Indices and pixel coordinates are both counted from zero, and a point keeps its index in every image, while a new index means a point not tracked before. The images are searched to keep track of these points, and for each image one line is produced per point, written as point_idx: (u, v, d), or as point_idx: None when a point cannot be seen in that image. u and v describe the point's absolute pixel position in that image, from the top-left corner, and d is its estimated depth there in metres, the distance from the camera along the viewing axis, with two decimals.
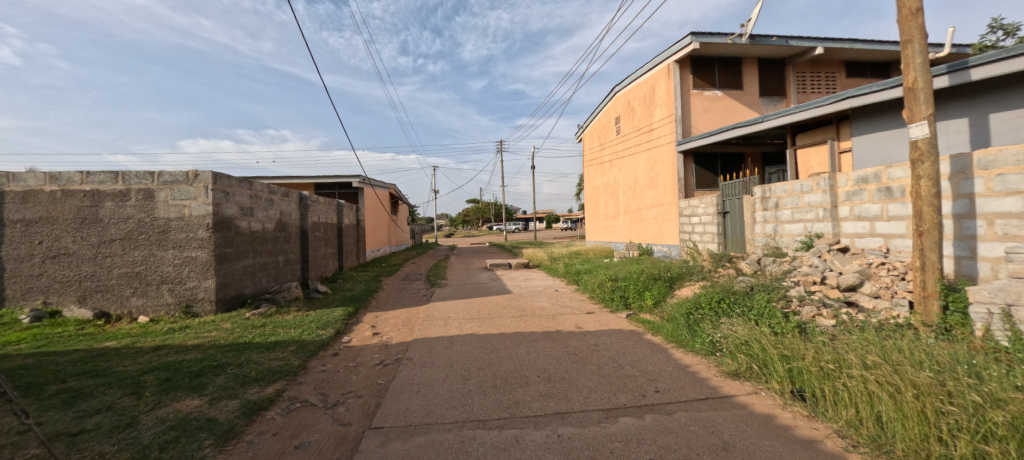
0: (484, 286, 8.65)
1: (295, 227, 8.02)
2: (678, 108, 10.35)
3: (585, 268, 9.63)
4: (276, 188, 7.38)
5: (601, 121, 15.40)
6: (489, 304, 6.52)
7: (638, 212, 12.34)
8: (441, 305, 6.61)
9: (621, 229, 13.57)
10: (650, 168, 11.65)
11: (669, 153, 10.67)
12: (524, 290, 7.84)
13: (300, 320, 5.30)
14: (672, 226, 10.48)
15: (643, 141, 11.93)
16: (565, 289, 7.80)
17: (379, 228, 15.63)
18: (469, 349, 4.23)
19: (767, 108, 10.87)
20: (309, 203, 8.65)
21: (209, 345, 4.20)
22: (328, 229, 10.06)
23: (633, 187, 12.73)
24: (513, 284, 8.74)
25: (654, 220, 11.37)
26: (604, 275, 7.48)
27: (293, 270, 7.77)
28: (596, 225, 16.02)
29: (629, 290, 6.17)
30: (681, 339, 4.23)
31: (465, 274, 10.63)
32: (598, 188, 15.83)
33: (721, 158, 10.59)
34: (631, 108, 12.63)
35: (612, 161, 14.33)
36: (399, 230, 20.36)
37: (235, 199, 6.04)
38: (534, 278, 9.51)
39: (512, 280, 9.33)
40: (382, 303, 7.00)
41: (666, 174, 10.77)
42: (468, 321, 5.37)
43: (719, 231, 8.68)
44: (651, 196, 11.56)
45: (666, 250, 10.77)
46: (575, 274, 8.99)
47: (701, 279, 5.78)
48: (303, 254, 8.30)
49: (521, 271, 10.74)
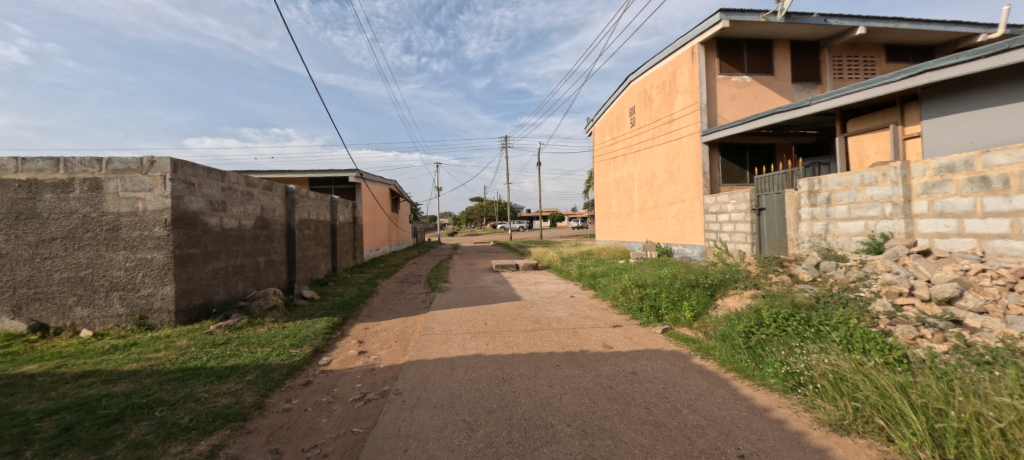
0: (490, 290, 7.78)
1: (278, 225, 7.17)
2: (703, 94, 9.39)
3: (601, 271, 8.71)
4: (255, 180, 6.52)
5: (613, 113, 14.43)
6: (497, 314, 5.64)
7: (656, 210, 11.38)
8: (442, 315, 5.73)
9: (636, 228, 12.62)
10: (669, 162, 10.67)
11: (692, 145, 9.68)
12: (536, 296, 6.96)
13: (273, 336, 4.44)
14: (696, 225, 9.51)
15: (662, 133, 10.95)
16: (582, 295, 6.91)
17: (378, 226, 14.80)
18: (475, 378, 3.33)
19: (800, 95, 9.89)
20: (296, 198, 7.80)
21: (149, 372, 3.34)
22: (319, 227, 9.21)
23: (650, 183, 11.77)
24: (523, 288, 7.86)
25: (675, 218, 10.41)
26: (627, 281, 6.58)
27: (275, 273, 6.92)
28: (608, 224, 15.09)
29: (660, 299, 5.25)
30: (744, 367, 3.33)
31: (469, 276, 9.76)
32: (610, 184, 14.86)
33: (749, 150, 9.65)
34: (649, 97, 11.67)
35: (626, 155, 13.36)
36: (399, 228, 19.53)
37: (202, 192, 5.19)
38: (545, 281, 8.62)
39: (521, 284, 8.44)
40: (375, 312, 6.14)
41: (689, 168, 9.79)
42: (473, 337, 4.49)
43: (752, 230, 7.76)
44: (671, 192, 10.58)
45: (689, 251, 9.81)
46: (591, 278, 8.08)
47: (748, 287, 4.86)
48: (288, 255, 7.45)
49: (530, 273, 9.86)
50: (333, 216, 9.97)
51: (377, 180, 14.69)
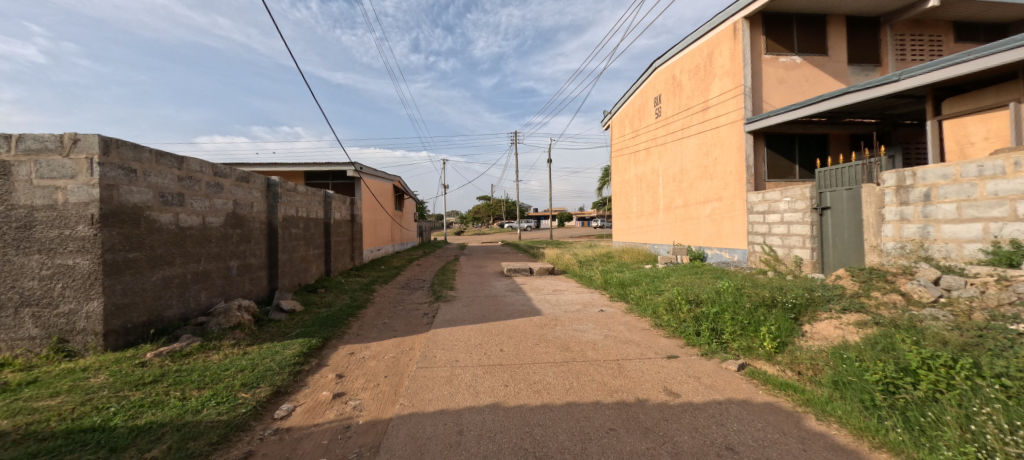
0: (504, 301, 6.69)
1: (258, 223, 6.14)
2: (747, 77, 8.17)
3: (630, 279, 7.58)
4: (227, 170, 5.49)
5: (635, 104, 13.22)
6: (515, 335, 4.54)
7: (686, 209, 10.19)
8: (447, 334, 4.66)
9: (662, 229, 11.44)
10: (702, 154, 9.44)
11: (733, 135, 8.45)
12: (558, 309, 5.87)
13: (223, 369, 3.38)
14: (737, 226, 8.30)
15: (694, 122, 9.73)
16: (614, 311, 5.79)
17: (380, 225, 13.81)
18: (493, 456, 2.20)
19: (857, 79, 8.63)
20: (281, 192, 6.76)
21: (15, 437, 2.27)
22: (311, 226, 8.19)
23: (678, 179, 10.57)
24: (541, 299, 6.77)
25: (709, 218, 9.20)
26: (670, 294, 5.47)
27: (252, 279, 5.89)
28: (627, 224, 13.93)
29: (724, 322, 4.12)
30: (904, 445, 2.17)
31: (478, 281, 8.67)
32: (631, 181, 13.68)
33: (799, 141, 8.43)
34: (678, 83, 10.47)
35: (650, 149, 12.17)
36: (403, 227, 18.53)
37: (149, 181, 4.16)
38: (565, 290, 7.51)
39: (538, 293, 7.34)
40: (366, 329, 5.07)
41: (728, 162, 8.56)
42: (486, 373, 3.40)
43: (813, 233, 6.59)
44: (704, 189, 9.37)
45: (727, 257, 8.62)
46: (621, 289, 6.95)
47: (848, 310, 3.69)
48: (269, 258, 6.42)
49: (547, 279, 8.76)
50: (327, 214, 8.93)
51: (378, 176, 13.65)
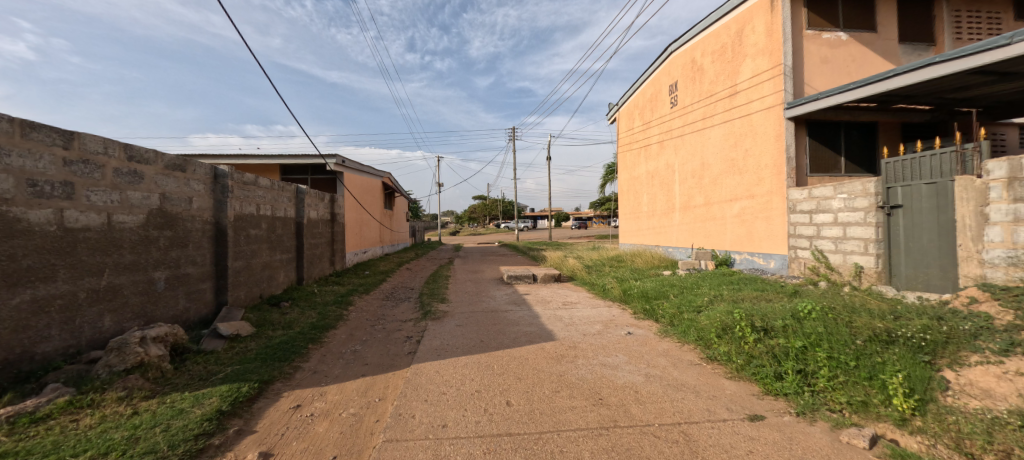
0: (506, 318, 5.49)
1: (200, 222, 4.91)
2: (788, 55, 7.04)
3: (655, 291, 6.43)
4: (151, 153, 4.26)
5: (646, 93, 12.08)
6: (525, 376, 3.36)
7: (707, 208, 9.08)
8: (433, 373, 3.46)
9: (678, 230, 10.33)
10: (729, 146, 8.32)
11: (770, 122, 7.31)
12: (575, 332, 4.69)
13: (73, 452, 2.15)
14: (774, 228, 7.18)
15: (719, 110, 8.61)
16: (645, 334, 4.62)
17: (366, 225, 12.56)
18: None
19: (909, 59, 7.55)
20: (235, 185, 5.53)
21: None
22: (278, 227, 6.95)
23: (698, 174, 9.46)
24: (551, 316, 5.59)
25: (738, 219, 8.08)
26: (719, 315, 4.32)
27: (188, 294, 4.66)
28: (636, 224, 12.81)
29: (817, 363, 2.96)
30: None
31: (475, 291, 7.45)
32: (641, 177, 12.54)
33: (845, 130, 7.31)
34: (700, 67, 9.32)
35: (664, 142, 11.03)
36: (393, 227, 17.28)
37: (6, 163, 2.93)
38: (579, 304, 6.32)
39: (547, 307, 6.15)
40: (328, 363, 3.85)
41: (763, 154, 7.44)
42: (487, 454, 2.21)
43: (877, 237, 5.48)
44: (732, 185, 8.24)
45: (760, 263, 7.49)
46: (647, 304, 5.79)
47: (1015, 353, 2.54)
48: (216, 266, 5.18)
49: (554, 289, 7.59)
50: (300, 213, 7.69)
51: (364, 170, 12.40)
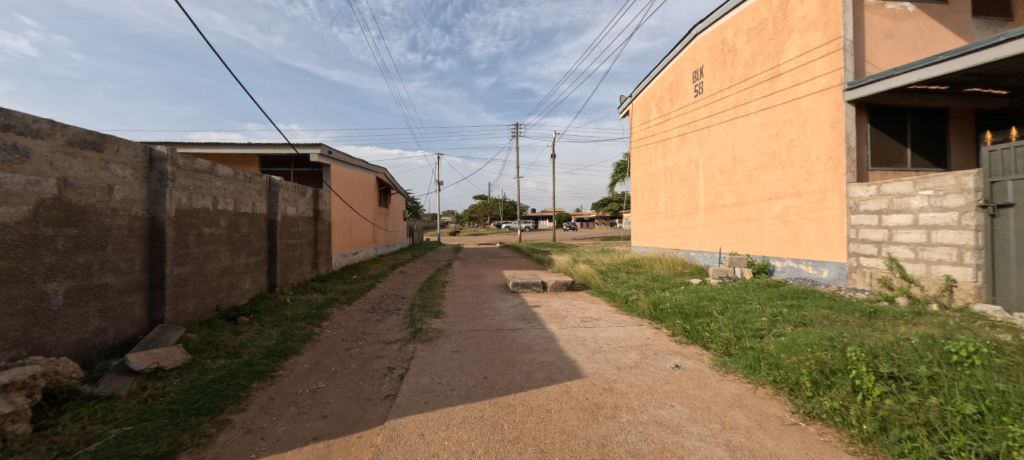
0: (515, 340, 4.40)
1: (125, 218, 3.82)
2: (848, 27, 5.96)
3: (691, 305, 5.35)
4: (45, 123, 3.18)
5: (665, 82, 11.00)
6: (552, 446, 2.26)
7: (738, 208, 8.02)
8: (416, 438, 2.35)
9: (702, 232, 9.26)
10: (768, 137, 7.25)
11: (822, 107, 6.23)
12: (607, 364, 3.60)
13: None
14: (827, 231, 6.11)
15: (757, 96, 7.53)
16: (700, 369, 3.52)
17: (357, 224, 11.47)
18: None
19: (984, 35, 6.46)
20: (178, 172, 4.44)
21: None
22: (244, 225, 5.85)
23: (727, 170, 8.38)
24: (570, 337, 4.50)
25: (779, 220, 7.01)
26: (803, 348, 3.23)
27: (103, 310, 3.56)
28: (652, 226, 11.75)
29: (1009, 442, 1.83)
30: None
31: (475, 302, 6.36)
32: (658, 175, 11.46)
33: (911, 117, 6.23)
34: (732, 48, 8.24)
35: (686, 135, 9.96)
36: (388, 227, 16.20)
37: None
38: (602, 320, 5.23)
39: (563, 325, 5.05)
40: (271, 414, 2.75)
41: (813, 144, 6.36)
42: None
43: (976, 243, 4.36)
44: (772, 181, 7.17)
45: (809, 272, 6.42)
46: (687, 322, 4.71)
47: None
48: (149, 273, 4.10)
49: (567, 300, 6.49)
50: (272, 209, 6.60)
51: (355, 164, 11.32)
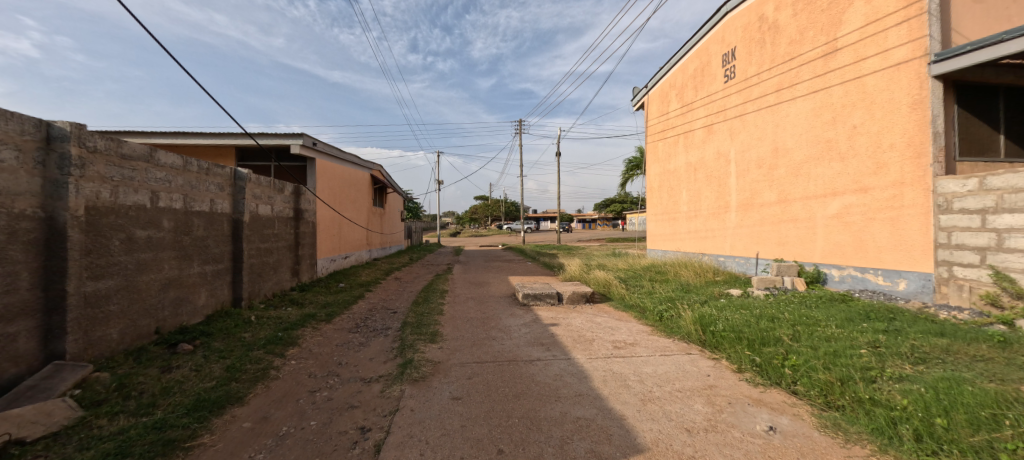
0: (535, 378, 3.33)
1: (1, 216, 2.77)
2: None
3: (750, 327, 4.30)
4: None
5: (688, 69, 9.94)
6: None
7: (781, 207, 6.99)
8: None
9: (734, 234, 8.24)
10: (821, 124, 6.22)
11: (897, 86, 5.19)
12: (672, 425, 2.54)
13: None
14: (905, 234, 5.07)
15: (806, 77, 6.49)
16: (806, 434, 2.44)
17: (348, 225, 10.43)
18: None
19: None
20: (91, 156, 3.39)
21: None
22: (199, 226, 4.79)
23: (766, 163, 7.35)
24: (607, 374, 3.43)
25: (836, 221, 5.98)
26: (975, 416, 2.19)
27: None
28: (672, 227, 10.73)
29: None
30: None
31: (480, 320, 5.29)
32: (678, 171, 10.42)
33: (1005, 97, 5.18)
34: (774, 23, 7.19)
35: (713, 126, 8.93)
36: (385, 229, 15.19)
37: None
38: (640, 347, 4.16)
39: (592, 353, 3.98)
40: None
41: (885, 130, 5.32)
42: None
43: None
44: (827, 175, 6.13)
45: (880, 284, 5.37)
46: (755, 352, 3.66)
47: None
48: (44, 291, 3.03)
49: (590, 317, 5.43)
50: (238, 207, 5.54)
51: (345, 159, 10.28)
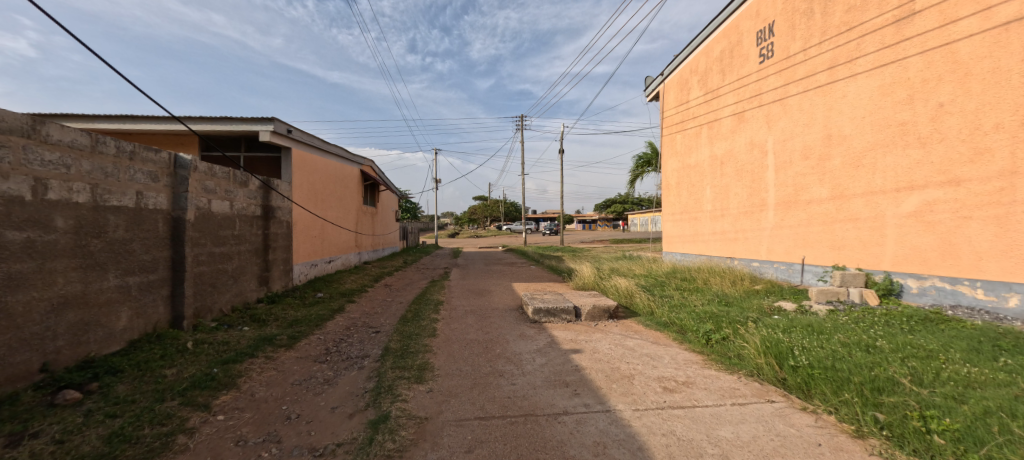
0: (567, 452, 2.22)
1: None
2: None
3: (843, 360, 3.22)
4: None
5: (713, 51, 8.89)
6: None
7: (835, 204, 5.96)
8: None
9: (772, 236, 7.21)
10: (893, 103, 5.17)
11: (1005, 51, 4.14)
12: None
13: None
14: (1018, 237, 4.01)
15: (870, 49, 5.45)
16: None
17: (332, 226, 9.33)
18: None
19: None
20: None
21: None
22: (119, 226, 3.67)
23: (815, 153, 6.32)
24: (672, 441, 2.33)
25: (914, 220, 4.94)
26: None
27: None
28: (693, 228, 9.68)
29: None
30: None
31: (482, 344, 4.20)
32: (701, 165, 9.38)
33: None
34: None
35: (744, 113, 7.89)
36: (377, 230, 14.10)
37: None
38: (700, 389, 3.08)
39: (638, 400, 2.89)
40: None
41: (986, 107, 4.27)
42: None
43: None
44: (901, 166, 5.08)
45: (981, 299, 4.30)
46: (874, 405, 2.59)
47: None
48: None
49: (620, 341, 4.34)
50: (180, 202, 4.41)
51: (330, 152, 9.18)
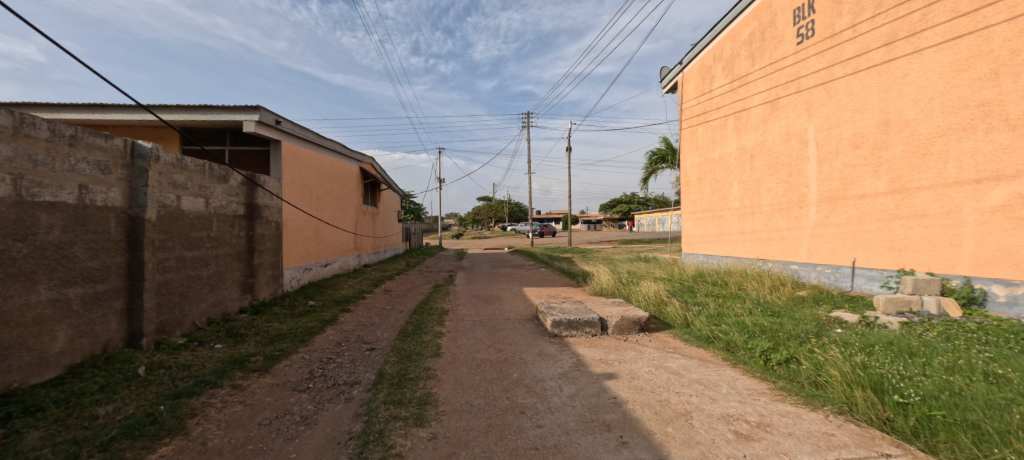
0: None
1: None
2: None
3: (965, 395, 2.50)
4: None
5: (741, 35, 8.17)
6: None
7: (895, 199, 5.22)
8: None
9: (814, 235, 6.47)
10: (971, 80, 4.43)
11: None
12: None
13: None
14: None
15: (939, 19, 4.71)
16: None
17: (329, 227, 8.66)
18: None
19: None
20: None
21: None
22: (53, 226, 3.00)
23: (868, 141, 5.58)
24: None
25: (1001, 216, 4.18)
26: None
27: None
28: (719, 228, 8.94)
29: None
30: None
31: (496, 366, 3.51)
32: (727, 159, 8.65)
33: None
34: None
35: (779, 101, 7.17)
36: (378, 232, 13.44)
37: None
38: (784, 435, 2.36)
39: (707, 453, 2.18)
40: None
41: None
42: None
43: None
44: (983, 152, 4.33)
45: None
46: None
47: None
48: None
49: (660, 362, 3.63)
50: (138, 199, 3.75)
51: (325, 147, 8.51)
